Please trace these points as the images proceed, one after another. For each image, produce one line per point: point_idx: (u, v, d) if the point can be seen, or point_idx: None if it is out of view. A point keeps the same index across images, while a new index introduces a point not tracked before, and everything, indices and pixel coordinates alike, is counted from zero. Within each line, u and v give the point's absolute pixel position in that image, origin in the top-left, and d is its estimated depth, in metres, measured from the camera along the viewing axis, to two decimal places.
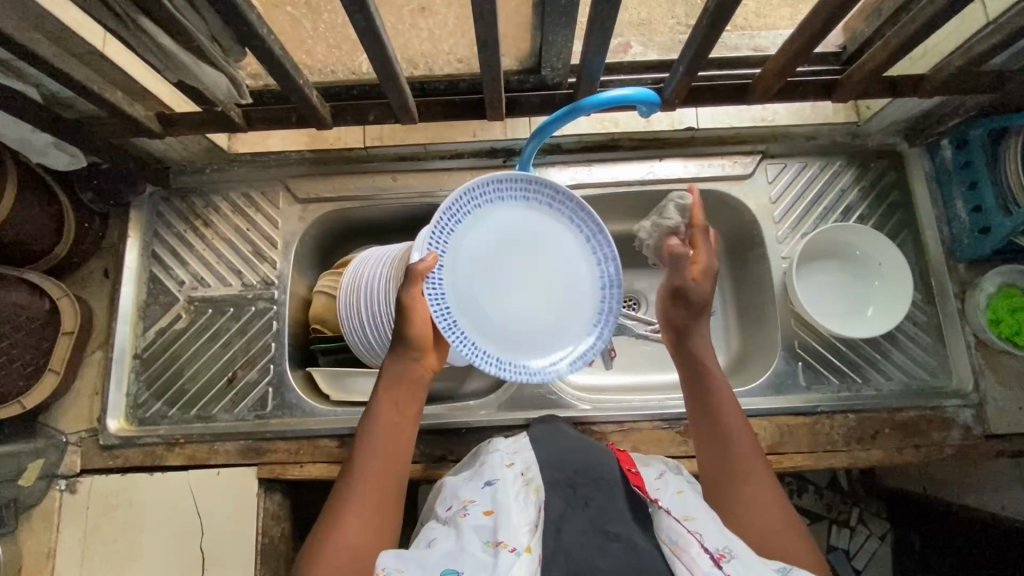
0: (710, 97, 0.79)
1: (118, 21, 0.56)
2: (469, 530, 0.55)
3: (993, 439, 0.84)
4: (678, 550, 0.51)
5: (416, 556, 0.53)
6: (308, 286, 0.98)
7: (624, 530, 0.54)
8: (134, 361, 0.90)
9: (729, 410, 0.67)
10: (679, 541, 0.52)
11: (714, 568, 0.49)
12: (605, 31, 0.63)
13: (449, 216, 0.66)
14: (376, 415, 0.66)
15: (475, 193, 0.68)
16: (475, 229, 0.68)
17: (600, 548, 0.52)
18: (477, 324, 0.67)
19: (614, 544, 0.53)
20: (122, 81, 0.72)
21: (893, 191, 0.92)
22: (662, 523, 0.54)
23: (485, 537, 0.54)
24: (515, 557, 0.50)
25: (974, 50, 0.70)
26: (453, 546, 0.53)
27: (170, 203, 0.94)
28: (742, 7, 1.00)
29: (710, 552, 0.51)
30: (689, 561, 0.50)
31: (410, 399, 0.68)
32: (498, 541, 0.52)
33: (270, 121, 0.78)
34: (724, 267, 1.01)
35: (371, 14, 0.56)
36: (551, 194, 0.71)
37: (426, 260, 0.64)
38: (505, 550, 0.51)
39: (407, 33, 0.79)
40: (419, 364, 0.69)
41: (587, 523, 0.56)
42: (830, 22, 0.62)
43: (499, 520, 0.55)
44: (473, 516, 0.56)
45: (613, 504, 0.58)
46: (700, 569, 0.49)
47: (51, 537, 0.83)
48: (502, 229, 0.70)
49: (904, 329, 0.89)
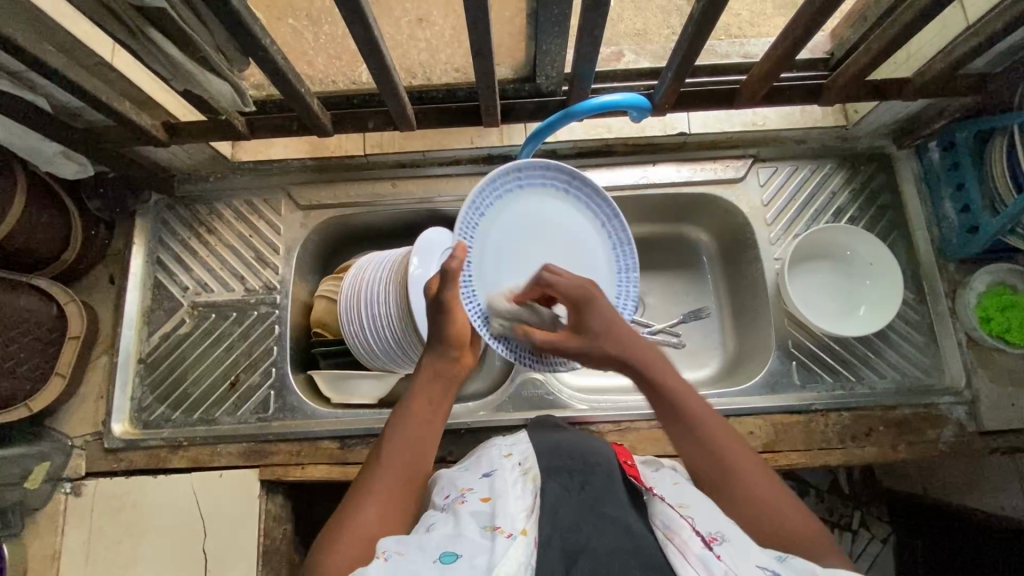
0: (700, 102, 0.81)
1: (127, 32, 0.58)
2: (468, 515, 0.55)
3: (986, 436, 0.85)
4: (671, 534, 0.52)
5: (412, 539, 0.53)
6: (310, 292, 1.00)
7: (620, 515, 0.55)
8: (138, 365, 0.92)
9: (703, 416, 0.63)
10: (673, 526, 0.52)
11: (706, 550, 0.49)
12: (595, 38, 0.65)
13: (474, 209, 0.73)
14: (408, 406, 0.68)
15: (498, 184, 0.75)
16: (499, 215, 0.75)
17: (595, 529, 0.53)
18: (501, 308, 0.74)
19: (609, 525, 0.54)
20: (129, 91, 0.74)
21: (883, 193, 0.94)
22: (657, 510, 0.55)
23: (483, 522, 0.54)
24: (512, 541, 0.51)
25: (954, 54, 0.72)
26: (449, 530, 0.54)
27: (174, 210, 0.96)
28: (734, 18, 1.03)
29: (702, 535, 0.51)
30: (681, 543, 0.50)
31: (444, 397, 0.69)
32: (497, 525, 0.53)
33: (271, 129, 0.80)
34: (719, 269, 1.03)
35: (369, 25, 0.58)
36: (566, 179, 0.79)
37: (458, 257, 0.67)
38: (502, 535, 0.51)
39: (405, 44, 0.81)
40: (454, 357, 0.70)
41: (583, 506, 0.56)
42: (811, 28, 0.64)
43: (496, 505, 0.56)
44: (470, 503, 0.57)
45: (610, 487, 0.58)
46: (692, 552, 0.49)
47: (56, 539, 0.84)
48: (525, 216, 0.77)
49: (897, 328, 0.90)
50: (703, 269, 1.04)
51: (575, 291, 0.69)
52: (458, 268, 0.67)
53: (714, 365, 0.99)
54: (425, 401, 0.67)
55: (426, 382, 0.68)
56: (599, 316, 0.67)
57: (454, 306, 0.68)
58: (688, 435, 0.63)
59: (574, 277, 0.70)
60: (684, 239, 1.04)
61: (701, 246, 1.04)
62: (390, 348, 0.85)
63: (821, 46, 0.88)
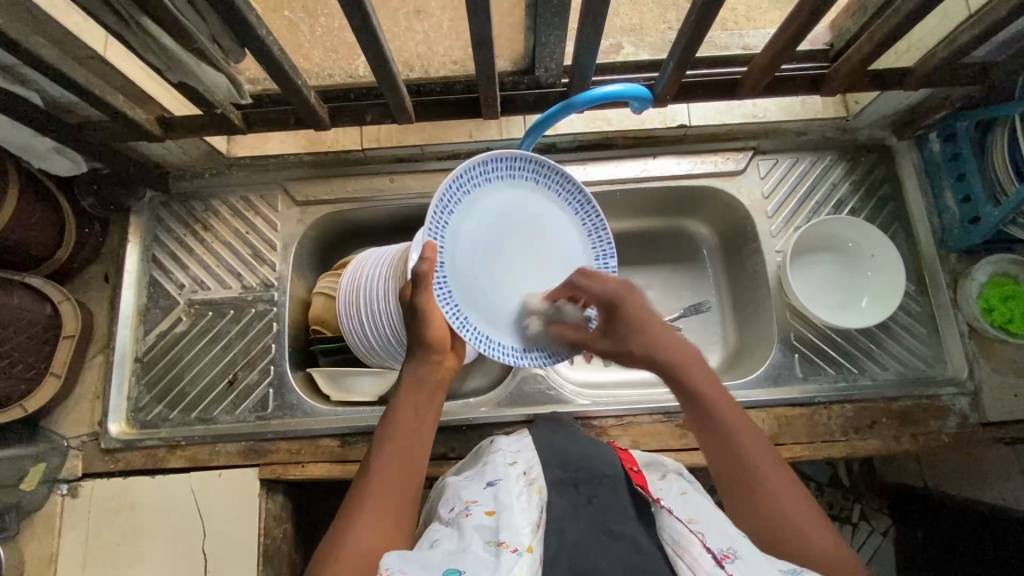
0: (701, 93, 0.81)
1: (121, 23, 0.57)
2: (472, 530, 0.54)
3: (989, 427, 0.85)
4: (680, 550, 0.51)
5: (415, 557, 0.52)
6: (308, 289, 0.99)
7: (626, 529, 0.54)
8: (135, 364, 0.91)
9: (739, 424, 0.63)
10: (681, 541, 0.51)
11: (717, 568, 0.48)
12: (596, 28, 0.64)
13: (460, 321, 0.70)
14: (394, 419, 0.68)
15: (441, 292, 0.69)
16: (467, 294, 0.71)
17: (603, 547, 0.52)
18: (465, 290, 0.71)
19: (618, 543, 0.53)
20: (122, 85, 0.73)
21: (884, 184, 0.94)
22: (665, 523, 0.54)
23: (487, 537, 0.53)
24: (517, 557, 0.50)
25: (956, 43, 0.72)
26: (454, 545, 0.53)
27: (169, 207, 0.95)
28: (732, 12, 1.02)
29: (713, 553, 0.50)
30: (692, 560, 0.49)
31: (430, 402, 0.70)
32: (501, 541, 0.52)
33: (269, 123, 0.79)
34: (719, 262, 1.02)
35: (367, 13, 0.57)
36: (445, 202, 0.69)
37: (426, 258, 0.65)
38: (507, 551, 0.50)
39: (402, 36, 0.80)
40: (440, 364, 0.71)
41: (589, 523, 0.55)
42: (814, 16, 0.64)
43: (501, 520, 0.55)
44: (475, 516, 0.56)
45: (617, 501, 0.58)
46: (702, 569, 0.48)
47: (53, 541, 0.83)
48: (471, 256, 0.72)
49: (898, 320, 0.90)
50: (703, 262, 1.03)
51: (608, 293, 0.70)
52: (429, 270, 0.65)
53: (716, 359, 0.98)
54: (409, 412, 0.68)
55: (409, 392, 0.69)
56: (631, 317, 0.69)
57: (431, 309, 0.67)
58: (717, 443, 0.63)
59: (609, 281, 0.71)
60: (683, 232, 1.04)
61: (700, 239, 1.03)
62: (389, 344, 0.83)
63: (821, 37, 0.87)
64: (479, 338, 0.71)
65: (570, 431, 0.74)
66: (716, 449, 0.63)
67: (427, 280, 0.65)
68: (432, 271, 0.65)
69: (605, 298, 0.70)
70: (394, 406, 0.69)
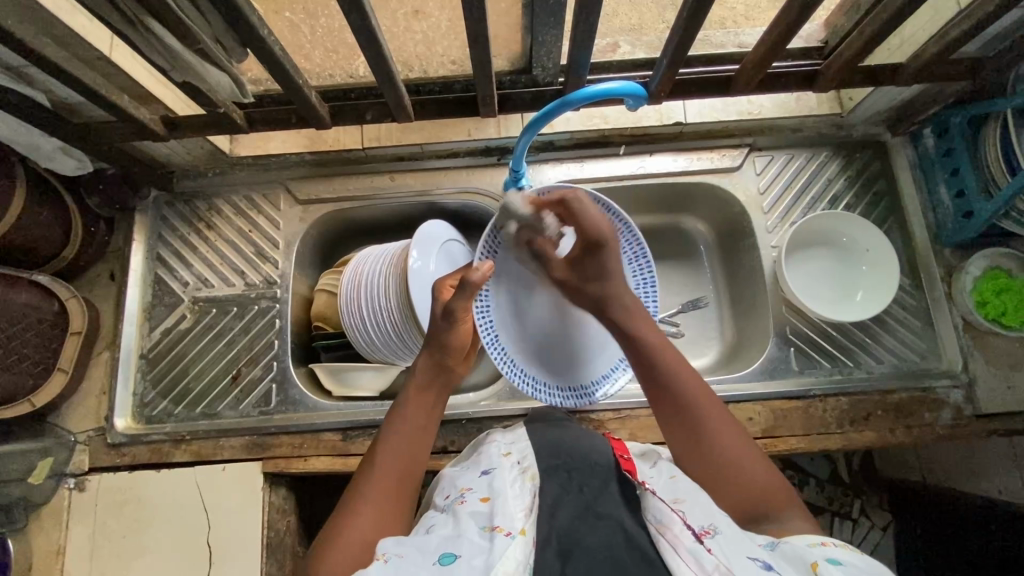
0: (696, 90, 0.82)
1: (127, 24, 0.59)
2: (467, 515, 0.56)
3: (984, 419, 0.86)
4: (662, 529, 0.51)
5: (412, 542, 0.54)
6: (310, 286, 1.00)
7: (613, 511, 0.56)
8: (140, 361, 0.92)
9: (681, 372, 0.68)
10: (664, 519, 0.51)
11: (696, 543, 0.49)
12: (591, 25, 0.65)
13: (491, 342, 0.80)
14: (402, 413, 0.69)
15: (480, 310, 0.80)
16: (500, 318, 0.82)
17: (590, 527, 0.54)
18: (529, 357, 0.82)
19: (604, 523, 0.55)
20: (127, 85, 0.74)
21: (878, 180, 0.95)
22: (650, 503, 0.54)
23: (482, 522, 0.54)
24: (510, 540, 0.51)
25: (946, 38, 0.73)
26: (450, 532, 0.54)
27: (174, 207, 0.97)
28: (730, 12, 1.04)
29: (693, 529, 0.50)
30: (673, 538, 0.49)
31: (437, 402, 0.72)
32: (495, 525, 0.53)
33: (269, 122, 0.80)
34: (716, 257, 1.04)
35: (366, 13, 0.58)
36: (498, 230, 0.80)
37: (480, 269, 0.70)
38: (501, 534, 0.52)
39: (401, 36, 0.81)
40: (453, 370, 0.73)
41: (579, 508, 0.57)
42: (803, 13, 0.65)
43: (495, 505, 0.56)
44: (470, 503, 0.58)
45: (606, 487, 0.59)
46: (682, 545, 0.49)
47: (60, 534, 0.84)
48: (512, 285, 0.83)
49: (893, 313, 0.91)
50: (700, 258, 1.05)
51: (593, 232, 0.73)
52: (478, 281, 0.70)
53: (713, 354, 1.00)
54: (420, 409, 0.70)
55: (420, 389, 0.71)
56: (599, 264, 0.74)
57: (461, 316, 0.71)
58: (669, 407, 0.67)
59: (596, 217, 0.74)
60: (682, 229, 1.05)
61: (698, 235, 1.05)
62: (390, 341, 0.85)
63: (817, 35, 0.88)
64: (505, 361, 0.81)
65: (565, 423, 0.75)
66: (665, 402, 0.67)
67: (472, 290, 0.70)
68: (480, 283, 0.71)
69: (589, 238, 0.74)
70: (404, 399, 0.71)
